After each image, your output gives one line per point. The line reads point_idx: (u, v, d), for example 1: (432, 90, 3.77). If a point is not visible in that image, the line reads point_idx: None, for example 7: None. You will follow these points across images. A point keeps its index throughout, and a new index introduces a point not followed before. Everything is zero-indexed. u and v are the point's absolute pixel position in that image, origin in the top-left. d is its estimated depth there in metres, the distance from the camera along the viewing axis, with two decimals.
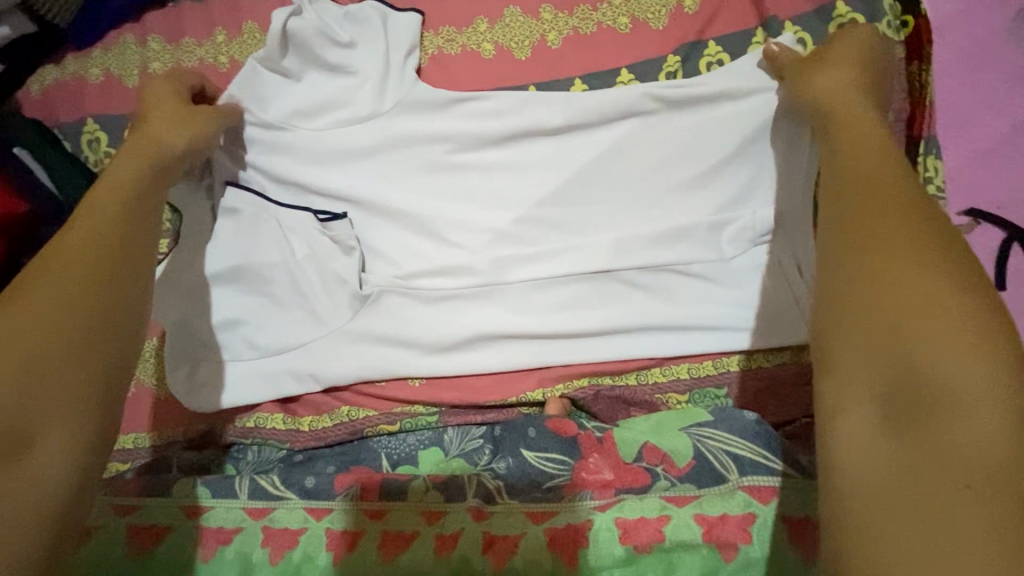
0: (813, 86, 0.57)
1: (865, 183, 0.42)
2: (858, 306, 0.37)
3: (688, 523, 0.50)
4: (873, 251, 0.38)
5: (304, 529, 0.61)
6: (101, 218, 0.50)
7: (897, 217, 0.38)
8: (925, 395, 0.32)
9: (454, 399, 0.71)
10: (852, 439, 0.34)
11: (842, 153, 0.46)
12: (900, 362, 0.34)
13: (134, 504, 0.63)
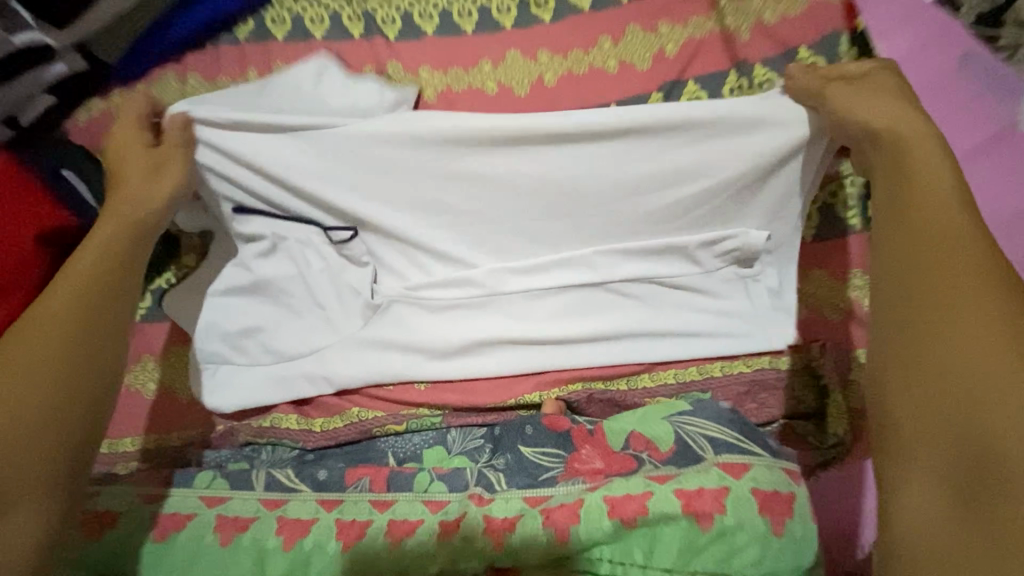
0: (871, 120, 0.61)
1: (938, 263, 0.47)
2: (926, 382, 0.43)
3: (668, 496, 0.54)
4: (943, 343, 0.43)
5: (315, 519, 0.65)
6: (70, 283, 0.56)
7: (970, 304, 0.44)
8: (988, 470, 0.39)
9: (456, 400, 0.76)
10: (914, 500, 0.42)
11: (910, 218, 0.51)
12: (979, 443, 0.40)
13: (159, 493, 0.68)
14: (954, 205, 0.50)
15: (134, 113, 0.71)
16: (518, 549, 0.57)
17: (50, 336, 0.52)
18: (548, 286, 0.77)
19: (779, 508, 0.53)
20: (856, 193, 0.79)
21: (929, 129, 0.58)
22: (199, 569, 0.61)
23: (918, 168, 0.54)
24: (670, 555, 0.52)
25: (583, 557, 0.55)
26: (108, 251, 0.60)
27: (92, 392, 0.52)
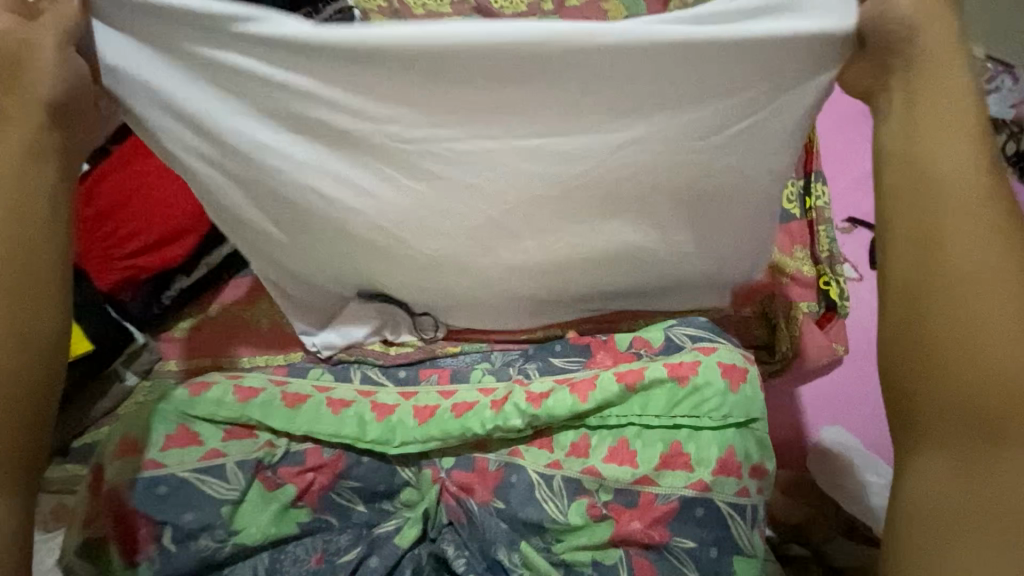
0: (926, 107, 0.59)
1: (947, 293, 0.55)
2: (943, 394, 0.55)
3: (658, 366, 0.77)
4: (957, 370, 0.54)
5: (397, 404, 0.87)
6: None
7: (977, 332, 0.54)
8: (981, 459, 0.53)
9: (499, 333, 0.97)
10: (920, 486, 0.56)
11: (933, 238, 0.57)
12: (974, 432, 0.54)
13: (282, 379, 0.87)
14: (971, 202, 0.57)
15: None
16: (552, 409, 0.79)
17: None
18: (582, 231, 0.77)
19: (736, 375, 0.76)
20: (796, 190, 1.06)
21: (974, 129, 0.58)
22: (319, 427, 0.83)
23: (952, 181, 0.57)
24: (661, 404, 0.76)
25: (597, 414, 0.78)
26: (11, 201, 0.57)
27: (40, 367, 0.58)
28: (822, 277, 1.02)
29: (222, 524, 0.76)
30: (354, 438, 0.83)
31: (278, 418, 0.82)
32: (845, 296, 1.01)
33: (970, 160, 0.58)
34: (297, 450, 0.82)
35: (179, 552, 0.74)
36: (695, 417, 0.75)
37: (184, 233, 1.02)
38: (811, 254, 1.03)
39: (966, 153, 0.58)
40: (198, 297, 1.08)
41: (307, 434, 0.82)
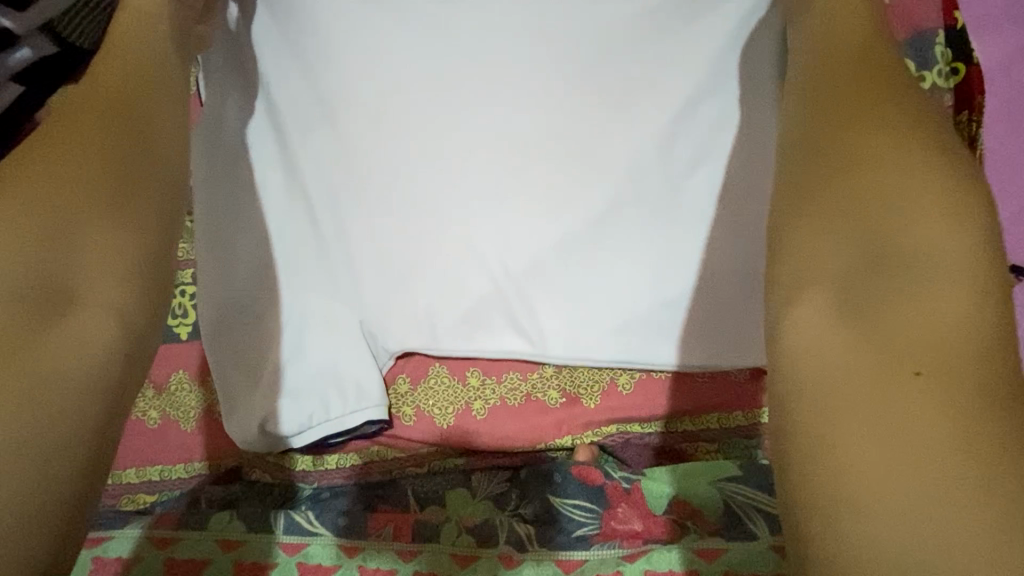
0: (820, 48, 0.50)
1: (830, 183, 0.43)
2: (845, 355, 0.38)
3: (687, 555, 0.54)
4: (843, 267, 0.40)
5: (336, 567, 0.63)
6: (69, 174, 0.44)
7: (843, 222, 0.41)
8: (887, 402, 0.36)
9: (483, 444, 0.70)
10: (813, 399, 0.37)
11: (838, 146, 0.44)
12: (890, 373, 0.36)
13: (169, 537, 0.64)
14: (901, 107, 0.44)
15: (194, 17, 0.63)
16: None
17: (61, 198, 0.43)
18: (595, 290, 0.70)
19: None
20: None
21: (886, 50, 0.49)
22: None
23: (842, 73, 0.47)
24: None
25: None
26: (89, 157, 0.45)
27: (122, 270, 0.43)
28: None
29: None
30: None
31: None
32: None
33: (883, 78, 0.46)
34: None
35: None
36: None
37: None
38: None
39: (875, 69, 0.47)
40: None
41: None
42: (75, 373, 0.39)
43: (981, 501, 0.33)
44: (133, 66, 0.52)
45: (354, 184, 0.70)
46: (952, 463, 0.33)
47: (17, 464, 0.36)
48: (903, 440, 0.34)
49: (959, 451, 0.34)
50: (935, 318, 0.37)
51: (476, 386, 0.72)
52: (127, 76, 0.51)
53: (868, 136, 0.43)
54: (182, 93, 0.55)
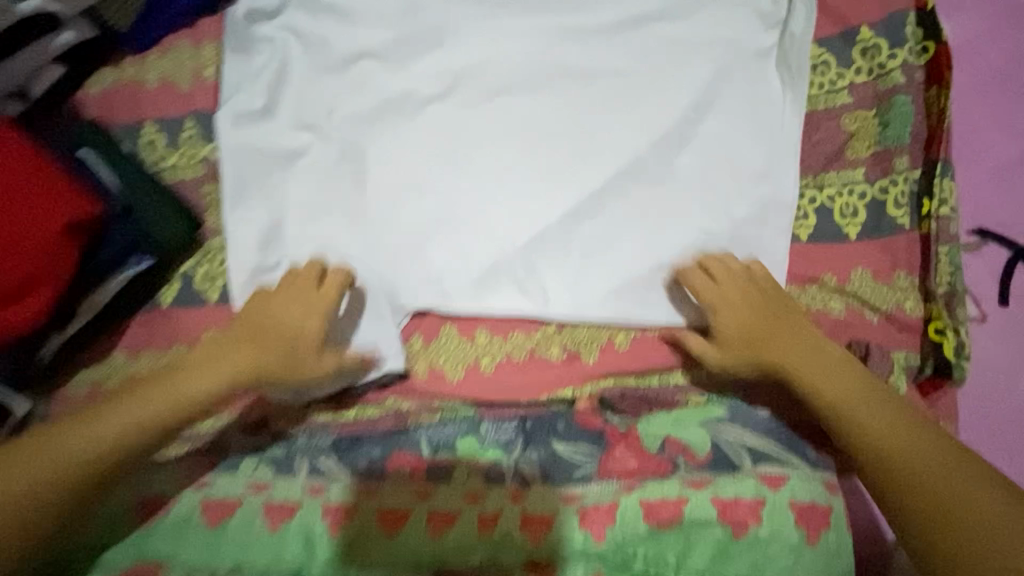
0: (711, 268, 0.74)
1: (806, 386, 0.67)
2: (905, 481, 0.59)
3: (679, 486, 0.60)
4: (848, 410, 0.64)
5: (356, 506, 0.68)
6: (89, 440, 0.62)
7: (815, 367, 0.66)
8: (942, 526, 0.55)
9: (489, 394, 0.76)
10: (878, 475, 0.61)
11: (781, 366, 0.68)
12: (935, 512, 0.56)
13: (205, 481, 0.69)
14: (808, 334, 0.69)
15: (312, 284, 0.74)
16: (557, 545, 0.62)
17: (104, 436, 0.63)
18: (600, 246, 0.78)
19: (816, 520, 0.56)
20: (907, 189, 0.75)
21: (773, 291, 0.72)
22: (254, 554, 0.64)
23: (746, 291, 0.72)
24: (705, 557, 0.57)
25: (619, 557, 0.59)
26: (161, 399, 0.66)
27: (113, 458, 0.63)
28: (933, 322, 0.71)
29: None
30: (300, 566, 0.65)
31: (207, 547, 0.64)
32: (964, 350, 0.71)
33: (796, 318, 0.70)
34: None
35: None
36: None
37: (40, 280, 0.67)
38: (921, 285, 0.73)
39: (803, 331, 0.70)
40: (86, 347, 0.80)
41: (238, 565, 0.64)
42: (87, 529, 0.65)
43: (1002, 498, 0.55)
44: (260, 313, 0.72)
45: (388, 155, 0.81)
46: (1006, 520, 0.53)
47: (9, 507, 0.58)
48: (948, 489, 0.57)
49: (975, 502, 0.55)
50: (880, 421, 0.62)
51: (484, 343, 0.77)
52: (254, 330, 0.71)
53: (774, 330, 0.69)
54: (282, 357, 0.71)
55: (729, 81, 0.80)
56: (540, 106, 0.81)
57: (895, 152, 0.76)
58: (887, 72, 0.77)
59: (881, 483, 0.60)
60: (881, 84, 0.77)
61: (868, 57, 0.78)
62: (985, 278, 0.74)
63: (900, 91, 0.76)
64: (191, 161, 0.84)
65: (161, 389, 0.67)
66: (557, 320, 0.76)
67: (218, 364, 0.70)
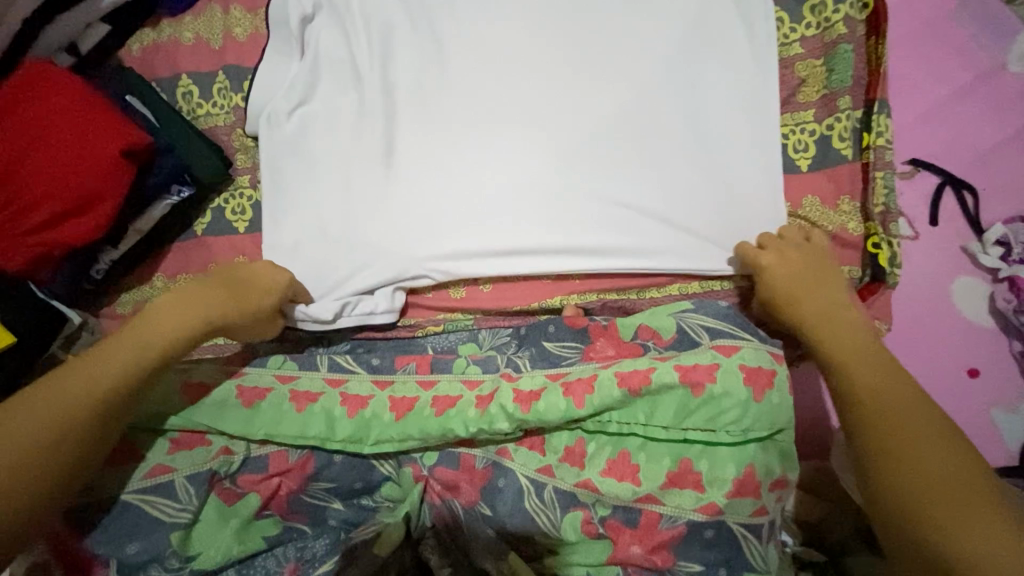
0: (788, 254, 0.78)
1: (861, 367, 0.67)
2: (905, 465, 0.59)
3: (648, 359, 0.71)
4: (871, 385, 0.66)
5: (371, 395, 0.79)
6: (62, 390, 0.64)
7: (853, 344, 0.70)
8: (925, 526, 0.56)
9: (487, 305, 0.87)
10: (880, 454, 0.61)
11: (827, 347, 0.71)
12: (925, 506, 0.56)
13: (238, 370, 0.79)
14: (864, 327, 0.72)
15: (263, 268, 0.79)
16: (542, 413, 0.71)
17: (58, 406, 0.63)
18: (596, 180, 0.86)
19: (762, 380, 0.67)
20: (850, 126, 0.87)
21: (835, 275, 0.77)
22: (284, 428, 0.75)
23: (813, 279, 0.76)
24: (668, 414, 0.68)
25: (594, 418, 0.71)
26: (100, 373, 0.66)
27: (74, 441, 0.63)
28: (871, 238, 0.84)
29: (173, 552, 0.69)
30: (324, 439, 0.75)
31: (242, 423, 0.74)
32: (896, 261, 0.83)
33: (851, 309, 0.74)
34: (259, 455, 0.74)
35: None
36: (711, 431, 0.67)
37: (99, 198, 0.79)
38: (861, 207, 0.85)
39: (861, 324, 0.73)
40: (138, 267, 0.91)
41: (271, 437, 0.74)
42: None
43: (1017, 534, 0.53)
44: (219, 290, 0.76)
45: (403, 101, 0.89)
46: (988, 531, 0.53)
47: None
48: (951, 487, 0.56)
49: (988, 526, 0.53)
50: (910, 407, 0.63)
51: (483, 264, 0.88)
52: (216, 303, 0.74)
53: (812, 296, 0.75)
54: (240, 318, 0.76)
55: (705, 26, 0.88)
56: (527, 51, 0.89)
57: (839, 94, 0.87)
58: (832, 26, 0.88)
59: (888, 472, 0.60)
60: (827, 36, 0.88)
61: (816, 14, 0.89)
62: (919, 202, 0.87)
63: (846, 41, 0.87)
64: (222, 110, 0.95)
65: (131, 333, 0.70)
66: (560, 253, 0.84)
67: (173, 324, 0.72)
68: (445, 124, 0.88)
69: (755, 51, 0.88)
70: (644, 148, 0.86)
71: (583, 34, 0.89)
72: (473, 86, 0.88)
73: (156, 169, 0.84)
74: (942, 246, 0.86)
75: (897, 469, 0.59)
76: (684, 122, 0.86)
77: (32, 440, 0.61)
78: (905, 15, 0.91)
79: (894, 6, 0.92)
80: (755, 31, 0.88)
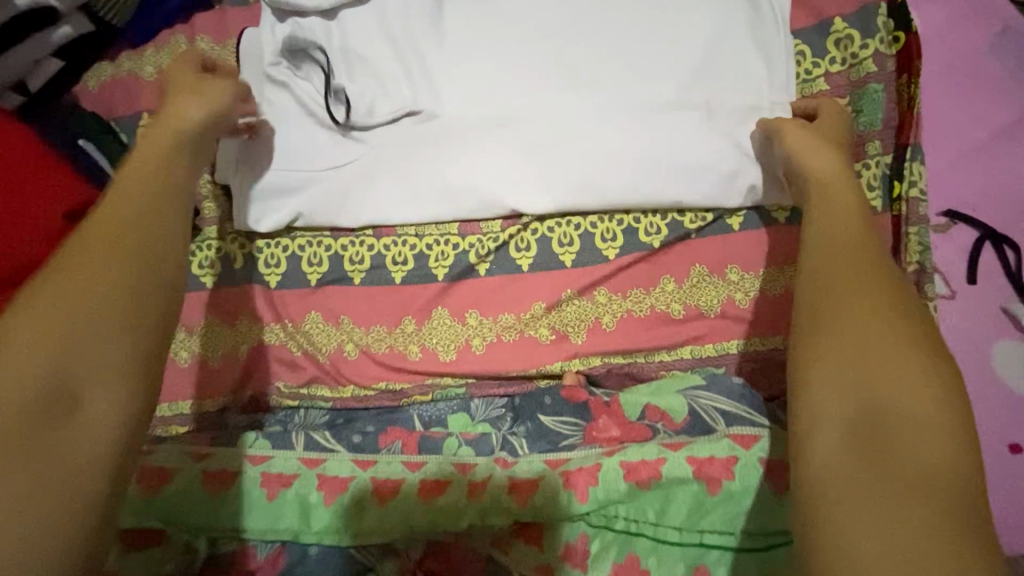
0: (813, 165, 0.62)
1: (845, 280, 0.47)
2: (869, 445, 0.40)
3: (658, 447, 0.63)
4: (857, 318, 0.45)
5: (352, 477, 0.70)
6: None
7: (864, 288, 0.46)
8: (877, 444, 0.40)
9: (479, 370, 0.79)
10: (821, 448, 0.41)
11: (823, 300, 0.47)
12: (875, 442, 0.40)
13: (203, 452, 0.71)
14: (882, 268, 0.48)
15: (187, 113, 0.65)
16: (541, 507, 0.64)
17: None
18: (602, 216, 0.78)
19: (785, 476, 0.61)
20: (880, 173, 0.79)
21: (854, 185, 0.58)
22: (253, 520, 0.67)
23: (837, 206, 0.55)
24: (681, 512, 0.61)
25: (600, 512, 0.63)
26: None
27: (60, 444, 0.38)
28: None
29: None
30: (297, 531, 0.67)
31: (209, 514, 0.67)
32: None
33: (868, 241, 0.50)
34: (224, 551, 0.67)
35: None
36: (731, 535, 0.60)
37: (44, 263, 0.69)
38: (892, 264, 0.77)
39: (859, 237, 0.51)
40: None
41: (239, 531, 0.67)
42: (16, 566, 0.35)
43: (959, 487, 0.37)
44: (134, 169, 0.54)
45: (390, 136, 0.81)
46: (942, 424, 0.40)
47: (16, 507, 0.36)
48: (907, 456, 0.39)
49: (933, 532, 0.35)
50: (914, 384, 0.41)
51: (476, 325, 0.80)
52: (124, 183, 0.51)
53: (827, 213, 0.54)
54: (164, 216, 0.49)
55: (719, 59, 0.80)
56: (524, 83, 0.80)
57: (868, 137, 0.80)
58: (860, 62, 0.81)
59: (800, 431, 0.43)
60: (855, 74, 0.82)
61: (840, 48, 0.82)
62: (955, 257, 0.79)
63: (875, 79, 0.81)
64: None
65: (98, 228, 0.46)
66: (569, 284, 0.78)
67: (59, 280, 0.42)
68: (438, 168, 0.79)
69: (765, 90, 0.79)
70: (650, 198, 0.77)
71: (589, 65, 0.81)
72: (464, 122, 0.80)
73: None
74: (986, 304, 0.78)
75: (866, 375, 0.42)
76: (699, 163, 0.77)
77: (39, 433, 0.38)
78: (935, 49, 0.84)
79: (923, 40, 0.84)
80: (772, 69, 0.80)
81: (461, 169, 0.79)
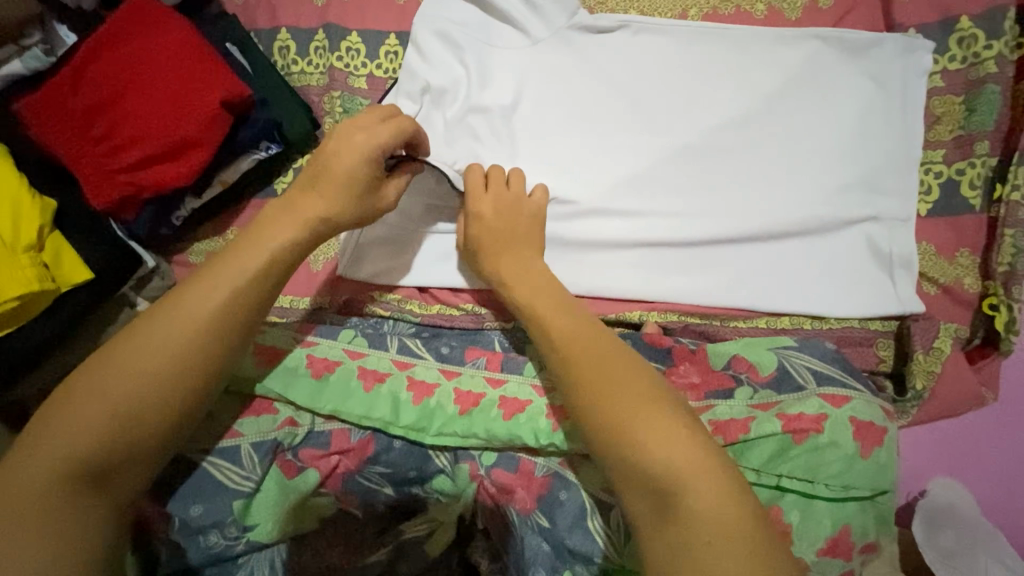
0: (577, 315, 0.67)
1: (592, 394, 0.60)
2: (649, 474, 0.54)
3: (748, 396, 0.68)
4: (608, 395, 0.59)
5: (437, 385, 0.76)
6: (121, 366, 0.57)
7: (612, 373, 0.60)
8: (655, 485, 0.54)
9: None
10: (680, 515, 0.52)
11: (598, 412, 0.59)
12: (653, 483, 0.54)
13: (310, 341, 0.78)
14: (616, 362, 0.61)
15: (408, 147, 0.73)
16: None
17: (115, 398, 0.56)
18: (697, 195, 0.85)
19: (873, 436, 0.65)
20: (983, 174, 0.81)
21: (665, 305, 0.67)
22: (349, 406, 0.73)
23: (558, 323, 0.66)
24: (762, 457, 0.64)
25: None
26: (134, 353, 0.58)
27: (157, 407, 0.57)
28: (988, 299, 0.79)
29: (230, 520, 0.67)
30: (387, 423, 0.73)
31: (314, 396, 0.73)
32: (1013, 325, 0.77)
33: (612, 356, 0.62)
34: (322, 431, 0.73)
35: (188, 547, 0.67)
36: (810, 482, 0.63)
37: (193, 142, 0.77)
38: (980, 263, 0.80)
39: (610, 359, 0.61)
40: (212, 218, 0.88)
41: (335, 412, 0.73)
42: (125, 473, 0.56)
43: (713, 465, 0.54)
44: (286, 209, 0.66)
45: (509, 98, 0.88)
46: (687, 458, 0.54)
47: (86, 426, 0.55)
48: (668, 460, 0.54)
49: (705, 484, 0.53)
50: (651, 425, 0.56)
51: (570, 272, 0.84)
52: (278, 234, 0.64)
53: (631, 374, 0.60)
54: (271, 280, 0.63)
55: (817, 60, 0.85)
56: (636, 68, 0.89)
57: (976, 138, 0.81)
58: (980, 62, 0.81)
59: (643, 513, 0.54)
60: (973, 73, 0.82)
61: (962, 47, 0.83)
62: None
63: (991, 81, 0.80)
64: (318, 69, 0.92)
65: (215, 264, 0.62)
66: (659, 245, 0.84)
67: (216, 291, 0.60)
68: (547, 141, 0.87)
69: (875, 95, 0.83)
70: (733, 190, 0.84)
71: (696, 60, 0.88)
72: (572, 93, 0.88)
73: (250, 122, 0.83)
74: None
75: (653, 461, 0.54)
76: (784, 155, 0.84)
77: (133, 389, 0.56)
78: None
79: None
80: (885, 71, 0.84)
81: (571, 136, 0.87)
